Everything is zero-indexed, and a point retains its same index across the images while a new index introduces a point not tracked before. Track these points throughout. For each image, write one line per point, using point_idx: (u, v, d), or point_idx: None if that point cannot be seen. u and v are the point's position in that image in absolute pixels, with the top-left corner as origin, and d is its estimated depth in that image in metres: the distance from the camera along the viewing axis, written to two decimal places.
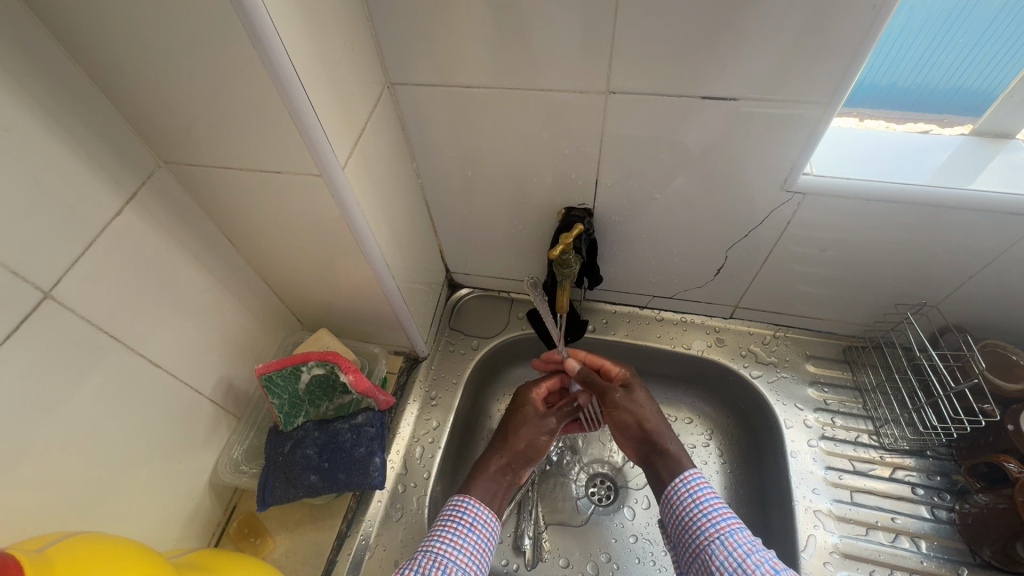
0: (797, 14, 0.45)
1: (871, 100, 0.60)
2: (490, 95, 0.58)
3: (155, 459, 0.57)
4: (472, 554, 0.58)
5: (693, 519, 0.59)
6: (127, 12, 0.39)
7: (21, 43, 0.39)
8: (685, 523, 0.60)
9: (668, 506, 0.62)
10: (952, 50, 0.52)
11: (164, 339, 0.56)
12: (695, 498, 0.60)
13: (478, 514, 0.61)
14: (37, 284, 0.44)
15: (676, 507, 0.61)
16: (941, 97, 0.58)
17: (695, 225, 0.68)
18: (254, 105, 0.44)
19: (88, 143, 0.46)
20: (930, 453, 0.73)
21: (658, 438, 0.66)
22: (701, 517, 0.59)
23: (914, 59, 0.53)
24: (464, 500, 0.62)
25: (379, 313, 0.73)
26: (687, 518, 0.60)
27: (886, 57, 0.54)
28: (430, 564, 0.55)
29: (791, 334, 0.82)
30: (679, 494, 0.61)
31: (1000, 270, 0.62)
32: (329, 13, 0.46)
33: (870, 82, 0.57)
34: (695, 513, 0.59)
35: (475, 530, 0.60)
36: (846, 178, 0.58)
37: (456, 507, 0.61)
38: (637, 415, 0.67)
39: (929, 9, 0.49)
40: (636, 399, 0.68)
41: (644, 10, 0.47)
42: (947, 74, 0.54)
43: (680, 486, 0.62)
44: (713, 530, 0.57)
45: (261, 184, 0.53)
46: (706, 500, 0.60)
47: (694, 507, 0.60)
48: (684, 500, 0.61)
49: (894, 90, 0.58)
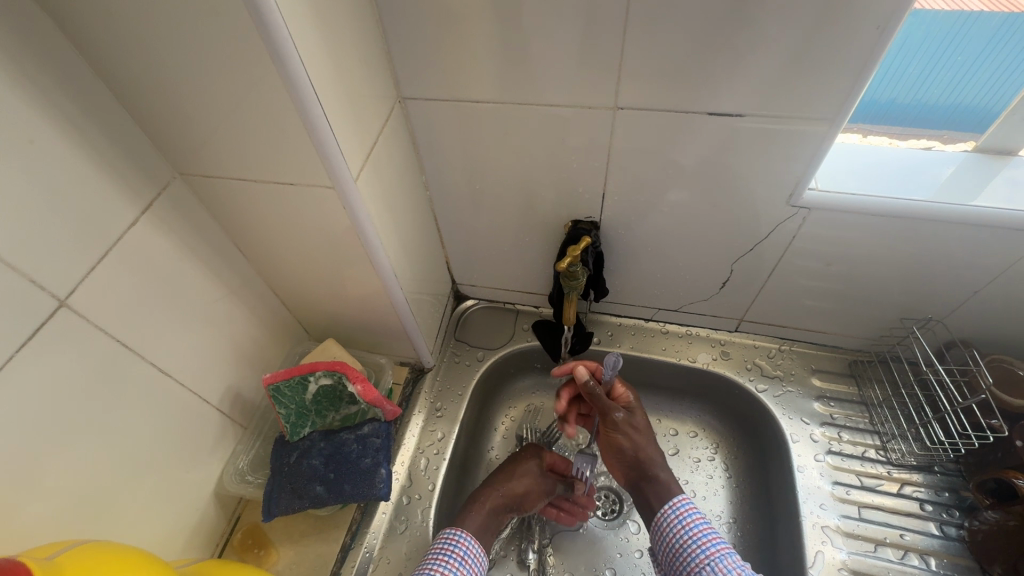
0: (802, 33, 0.46)
1: (871, 116, 0.61)
2: (500, 109, 0.59)
3: (162, 469, 0.57)
4: None
5: (683, 546, 0.63)
6: (148, 28, 0.40)
7: (46, 56, 0.41)
8: (675, 549, 0.64)
9: (658, 534, 0.66)
10: (951, 68, 0.53)
11: (175, 348, 0.57)
12: (684, 524, 0.64)
13: (468, 548, 0.65)
14: (53, 292, 0.44)
15: (666, 534, 0.65)
16: (940, 114, 0.58)
17: (700, 238, 0.69)
18: (272, 118, 0.45)
19: (106, 153, 0.46)
20: (938, 469, 0.73)
21: (650, 465, 0.69)
22: (691, 543, 0.63)
23: (912, 76, 0.55)
24: (457, 533, 0.67)
25: (386, 323, 0.73)
26: (677, 545, 0.64)
27: (886, 74, 0.55)
28: None
29: (796, 347, 0.82)
30: (668, 521, 0.65)
31: (1005, 284, 0.62)
32: (344, 30, 0.47)
33: (870, 100, 0.58)
34: (684, 539, 0.63)
35: (465, 563, 0.64)
36: (850, 194, 0.58)
37: (448, 541, 0.65)
38: (634, 441, 0.69)
39: (927, 27, 0.51)
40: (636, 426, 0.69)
41: (653, 28, 0.48)
42: (945, 91, 0.56)
43: (669, 512, 0.66)
44: (703, 556, 0.61)
45: (273, 195, 0.54)
46: (695, 526, 0.63)
47: (683, 532, 0.64)
48: (674, 527, 0.64)
49: (894, 106, 0.59)
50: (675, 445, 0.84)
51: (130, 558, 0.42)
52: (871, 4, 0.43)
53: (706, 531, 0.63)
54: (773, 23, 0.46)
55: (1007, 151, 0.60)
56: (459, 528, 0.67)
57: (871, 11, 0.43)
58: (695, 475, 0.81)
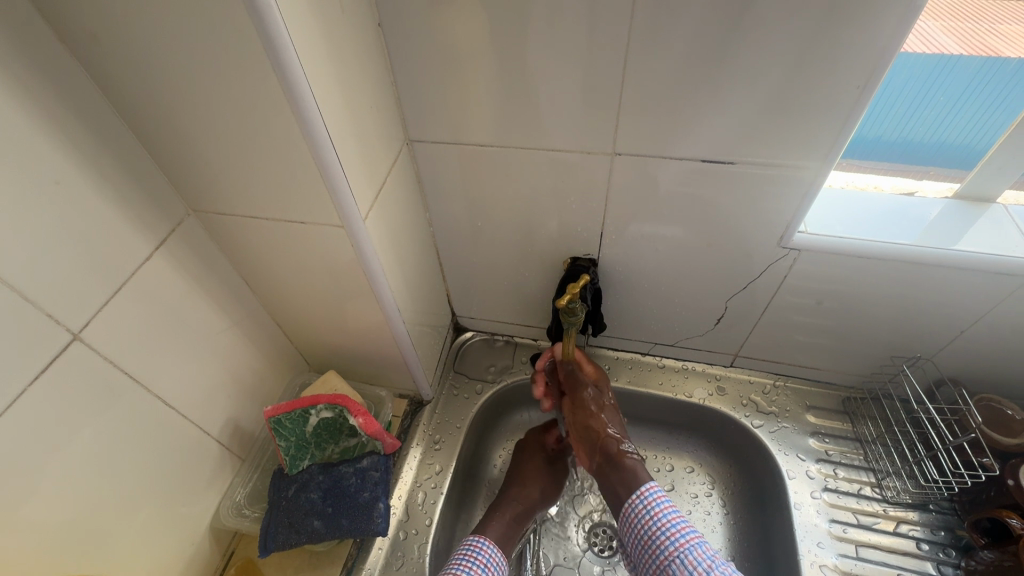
0: (787, 89, 0.50)
1: (860, 151, 0.62)
2: (505, 151, 0.62)
3: (159, 501, 0.57)
4: None
5: (653, 537, 0.63)
6: (176, 80, 0.43)
7: (77, 103, 0.43)
8: (644, 539, 0.64)
9: (627, 523, 0.66)
10: (935, 107, 0.56)
11: (179, 379, 0.57)
12: (653, 515, 0.64)
13: (491, 556, 0.65)
14: (68, 326, 0.45)
15: (635, 524, 0.65)
16: (927, 151, 0.60)
17: (696, 276, 0.71)
18: (287, 162, 0.48)
19: (126, 191, 0.48)
20: (933, 507, 0.72)
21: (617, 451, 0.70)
22: (660, 534, 0.63)
23: (897, 113, 0.57)
24: (479, 541, 0.67)
25: (387, 355, 0.74)
26: (647, 535, 0.64)
27: (874, 111, 0.57)
28: None
29: (790, 384, 0.83)
30: (637, 511, 0.65)
31: (990, 324, 0.64)
32: (360, 82, 0.51)
33: (857, 136, 0.60)
34: (655, 530, 0.63)
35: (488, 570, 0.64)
36: (838, 237, 0.61)
37: (471, 547, 0.66)
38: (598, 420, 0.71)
39: (912, 67, 0.53)
40: (609, 395, 0.75)
41: (648, 82, 0.52)
42: (930, 130, 0.58)
43: (637, 502, 0.66)
44: (673, 548, 0.62)
45: (283, 232, 0.56)
46: (663, 517, 0.64)
47: (652, 523, 0.64)
48: (643, 518, 0.65)
49: (881, 142, 0.60)
50: (670, 481, 0.84)
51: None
52: (848, 68, 0.47)
53: (675, 521, 0.63)
54: (760, 82, 0.50)
55: (985, 199, 0.63)
56: (482, 536, 0.68)
57: (849, 72, 0.47)
58: (692, 512, 0.81)
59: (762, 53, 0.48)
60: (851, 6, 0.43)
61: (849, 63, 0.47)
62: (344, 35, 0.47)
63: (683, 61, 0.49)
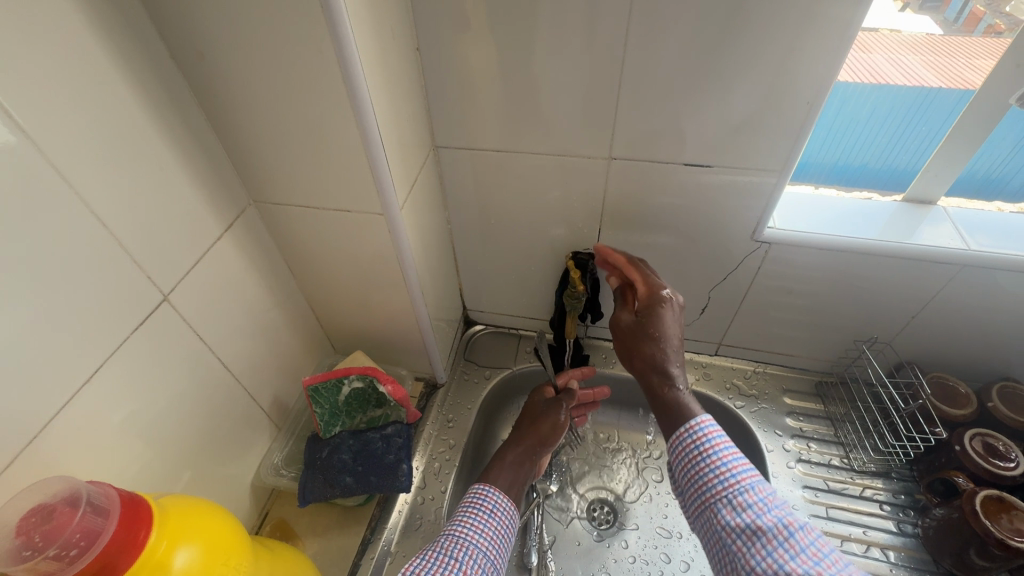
0: (757, 105, 0.60)
1: (847, 179, 0.75)
2: (518, 157, 0.72)
3: (213, 455, 0.65)
4: (492, 537, 0.62)
5: (699, 473, 0.55)
6: (259, 89, 0.53)
7: (178, 106, 0.53)
8: (690, 475, 0.56)
9: (675, 456, 0.58)
10: (918, 136, 0.68)
11: (235, 347, 0.66)
12: (703, 449, 0.56)
13: (498, 501, 0.65)
14: (160, 288, 0.54)
15: (683, 457, 0.57)
16: (891, 172, 0.73)
17: (681, 269, 0.81)
18: (343, 158, 0.57)
19: (207, 180, 0.58)
20: (895, 475, 0.80)
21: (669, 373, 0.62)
22: (708, 472, 0.55)
23: (883, 141, 0.70)
24: (485, 488, 0.67)
25: (409, 339, 0.83)
26: (694, 470, 0.56)
27: (862, 141, 0.71)
28: (451, 545, 0.59)
29: (769, 370, 0.92)
30: (685, 444, 0.57)
31: (935, 309, 0.74)
32: (402, 95, 0.61)
33: (844, 163, 0.74)
34: (702, 466, 0.55)
35: (495, 515, 0.64)
36: (801, 232, 0.71)
37: (477, 495, 0.66)
38: (654, 334, 0.64)
39: (895, 102, 0.66)
40: (652, 323, 0.64)
41: (641, 99, 0.63)
42: (913, 156, 0.71)
43: (687, 435, 0.57)
44: (721, 487, 0.53)
45: (328, 220, 0.65)
46: (714, 454, 0.55)
47: (701, 458, 0.55)
48: (691, 451, 0.56)
49: (867, 169, 0.74)
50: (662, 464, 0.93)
51: (225, 526, 0.47)
52: (807, 88, 0.58)
53: (727, 459, 0.55)
54: (734, 99, 0.60)
55: (928, 202, 0.74)
56: (488, 485, 0.68)
57: (808, 91, 0.58)
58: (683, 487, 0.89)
59: (735, 77, 0.58)
60: (807, 40, 0.54)
61: (807, 84, 0.57)
62: (393, 57, 0.57)
63: (670, 81, 0.60)
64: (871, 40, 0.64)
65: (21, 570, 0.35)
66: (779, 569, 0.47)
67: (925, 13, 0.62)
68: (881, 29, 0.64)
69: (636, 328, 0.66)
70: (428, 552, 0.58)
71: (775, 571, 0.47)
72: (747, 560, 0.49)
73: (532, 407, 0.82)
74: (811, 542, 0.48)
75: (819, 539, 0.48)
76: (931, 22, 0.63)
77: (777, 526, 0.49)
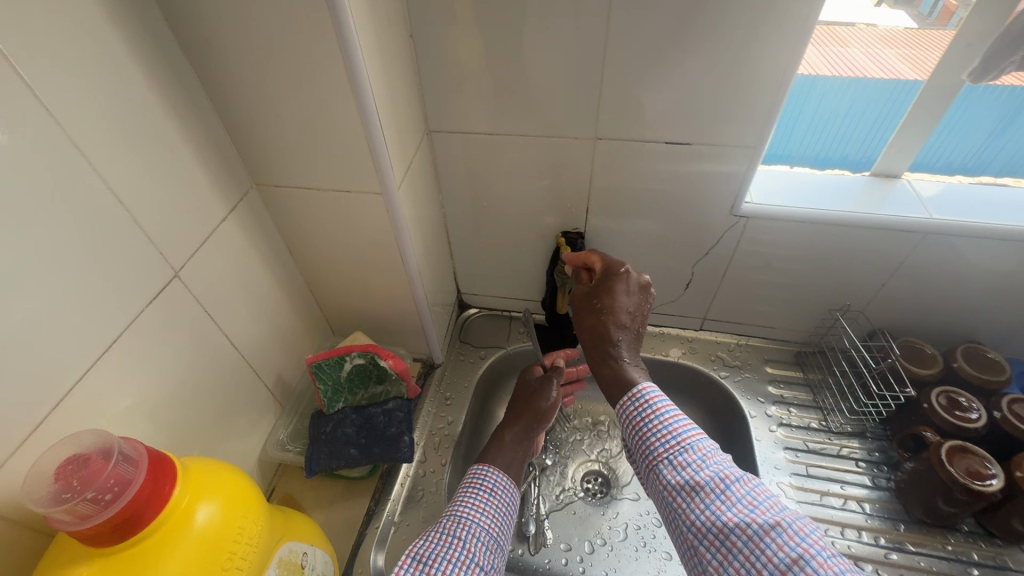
0: (734, 84, 0.64)
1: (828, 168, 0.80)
2: (508, 140, 0.75)
3: (223, 429, 0.67)
4: (493, 515, 0.65)
5: (644, 438, 0.60)
6: (260, 72, 0.55)
7: (184, 90, 0.55)
8: (637, 440, 0.60)
9: (623, 423, 0.62)
10: (892, 127, 0.74)
11: (240, 325, 0.68)
12: (647, 415, 0.60)
13: (497, 480, 0.69)
14: (172, 265, 0.57)
15: (630, 424, 0.61)
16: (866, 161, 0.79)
17: (666, 245, 0.85)
18: (341, 138, 0.60)
19: (212, 162, 0.60)
20: (870, 435, 0.85)
21: (614, 347, 0.66)
22: (651, 435, 0.59)
23: (861, 132, 0.75)
24: (484, 469, 0.70)
25: (406, 319, 0.86)
26: (640, 434, 0.60)
27: (841, 133, 0.76)
28: (455, 524, 0.62)
29: (751, 342, 0.97)
30: (630, 412, 0.61)
31: (902, 276, 0.79)
32: (397, 79, 0.64)
33: (825, 156, 0.79)
34: (645, 431, 0.60)
35: (495, 494, 0.67)
36: (776, 206, 0.75)
37: (477, 475, 0.69)
38: (606, 308, 0.68)
39: (870, 97, 0.71)
40: (605, 298, 0.68)
41: (624, 82, 0.66)
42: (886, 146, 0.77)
43: (630, 404, 0.62)
44: (663, 450, 0.58)
45: (327, 201, 0.68)
46: (656, 418, 0.60)
47: (645, 423, 0.60)
48: (636, 418, 0.61)
49: (847, 160, 0.79)
50: None
51: (241, 483, 0.50)
52: (779, 68, 0.61)
53: (669, 422, 0.59)
54: (712, 78, 0.64)
55: (894, 176, 0.79)
56: (488, 467, 0.71)
57: (780, 71, 0.62)
58: None
59: (711, 58, 0.62)
60: (778, 21, 0.58)
61: (779, 64, 0.61)
62: (388, 42, 0.60)
63: (652, 62, 0.63)
64: (848, 34, 0.69)
65: (61, 513, 0.38)
66: (717, 520, 0.51)
67: (899, 8, 0.68)
68: (857, 24, 0.69)
69: (589, 297, 0.71)
70: (433, 529, 0.61)
71: (713, 522, 0.51)
72: (687, 515, 0.54)
73: (524, 386, 0.84)
74: (746, 492, 0.53)
75: (755, 488, 0.53)
76: (906, 16, 0.67)
77: (715, 480, 0.54)
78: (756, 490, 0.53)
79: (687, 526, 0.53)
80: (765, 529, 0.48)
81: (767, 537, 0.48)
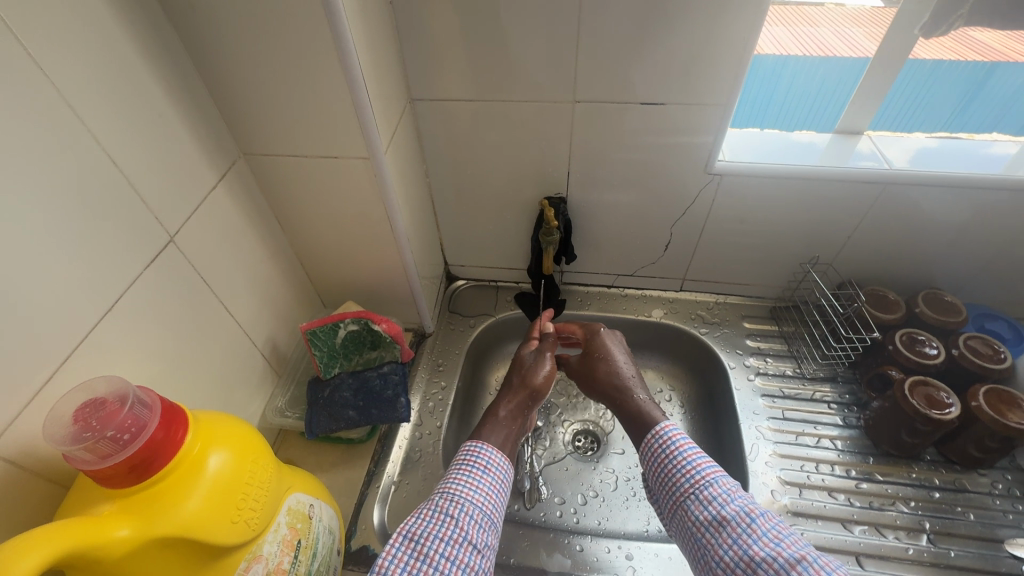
0: (705, 43, 0.66)
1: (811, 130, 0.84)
2: (489, 106, 0.77)
3: (223, 394, 0.69)
4: (487, 493, 0.63)
5: (670, 476, 0.63)
6: (244, 36, 0.56)
7: (168, 55, 0.56)
8: (664, 479, 0.64)
9: (648, 462, 0.66)
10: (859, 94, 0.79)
11: (234, 293, 0.70)
12: (672, 452, 0.64)
13: (492, 457, 0.66)
14: (167, 229, 0.58)
15: (655, 463, 0.65)
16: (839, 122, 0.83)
17: (644, 208, 0.87)
18: (326, 102, 0.61)
19: (200, 129, 0.61)
20: (840, 379, 0.90)
21: (626, 388, 0.73)
22: (677, 473, 0.63)
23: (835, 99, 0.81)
24: (477, 446, 0.68)
25: (396, 288, 0.88)
26: (666, 472, 0.64)
27: (818, 97, 0.82)
28: (447, 503, 0.61)
29: (729, 300, 1.01)
30: (655, 451, 0.65)
31: (865, 228, 0.84)
32: (379, 45, 0.65)
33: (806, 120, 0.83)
34: (671, 468, 0.63)
35: (489, 471, 0.65)
36: (747, 164, 0.79)
37: (470, 451, 0.67)
38: (602, 363, 0.76)
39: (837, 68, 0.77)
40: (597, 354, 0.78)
41: (601, 43, 0.68)
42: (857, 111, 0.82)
43: (654, 440, 0.66)
44: (690, 485, 0.61)
45: (314, 169, 0.69)
46: (681, 456, 0.63)
47: (670, 461, 0.64)
48: (660, 455, 0.65)
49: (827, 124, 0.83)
50: None
51: (249, 433, 0.52)
52: (748, 24, 0.64)
53: (692, 459, 0.63)
54: (684, 37, 0.66)
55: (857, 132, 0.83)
56: (481, 444, 0.68)
57: (748, 28, 0.64)
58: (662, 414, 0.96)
59: (683, 17, 0.64)
60: None
61: (747, 20, 0.64)
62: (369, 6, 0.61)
63: (627, 23, 0.66)
64: (817, 14, 0.76)
65: (81, 450, 0.40)
66: (744, 553, 0.54)
67: None
68: (826, 4, 0.76)
69: (585, 362, 0.79)
70: (426, 507, 0.61)
71: (740, 556, 0.54)
72: (715, 550, 0.56)
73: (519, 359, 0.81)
74: (770, 526, 0.55)
75: (778, 522, 0.55)
76: None
77: (740, 514, 0.56)
78: (778, 522, 0.55)
79: (716, 560, 0.56)
80: (791, 562, 0.50)
81: (793, 570, 0.50)
